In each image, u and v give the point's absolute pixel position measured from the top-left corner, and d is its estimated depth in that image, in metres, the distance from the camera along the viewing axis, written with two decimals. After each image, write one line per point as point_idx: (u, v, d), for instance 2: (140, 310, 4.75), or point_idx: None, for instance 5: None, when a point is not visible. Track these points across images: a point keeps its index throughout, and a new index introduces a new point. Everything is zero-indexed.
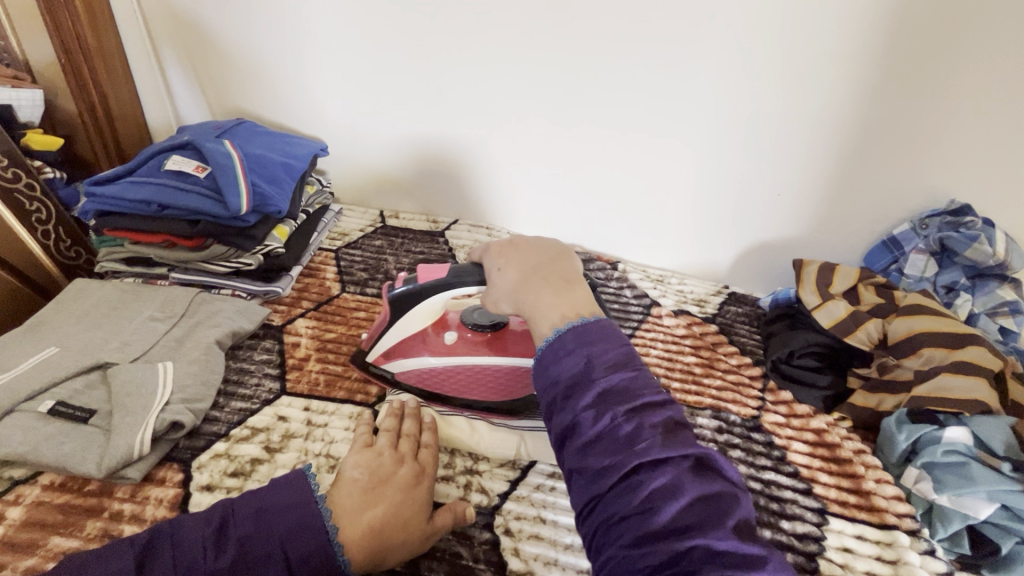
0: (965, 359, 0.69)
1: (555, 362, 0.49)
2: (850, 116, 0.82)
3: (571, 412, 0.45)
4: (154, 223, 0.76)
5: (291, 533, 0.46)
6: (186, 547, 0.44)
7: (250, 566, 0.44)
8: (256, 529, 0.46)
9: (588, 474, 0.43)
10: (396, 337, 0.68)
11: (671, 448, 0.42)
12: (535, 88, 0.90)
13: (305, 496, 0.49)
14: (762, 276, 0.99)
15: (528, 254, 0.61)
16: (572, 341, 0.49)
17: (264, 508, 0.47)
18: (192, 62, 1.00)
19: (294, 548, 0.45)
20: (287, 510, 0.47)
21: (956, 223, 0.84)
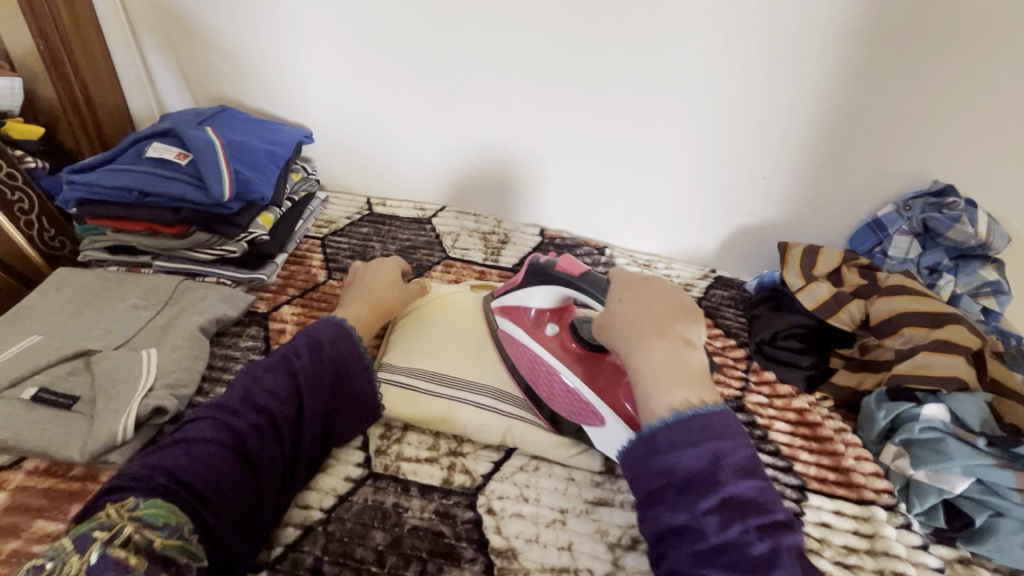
0: (946, 338, 0.70)
1: (659, 456, 0.47)
2: (833, 98, 0.82)
3: (688, 512, 0.45)
4: (135, 211, 0.76)
5: (332, 344, 0.58)
6: (265, 390, 0.52)
7: (315, 393, 0.55)
8: (316, 363, 0.55)
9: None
10: (513, 304, 0.67)
11: (746, 502, 0.44)
12: (520, 73, 0.89)
13: (332, 322, 0.60)
14: (748, 260, 1.00)
15: (647, 304, 0.52)
16: (695, 431, 0.46)
17: (315, 348, 0.56)
18: (175, 50, 1.00)
19: (344, 354, 0.58)
20: (319, 332, 0.58)
21: (940, 203, 0.84)
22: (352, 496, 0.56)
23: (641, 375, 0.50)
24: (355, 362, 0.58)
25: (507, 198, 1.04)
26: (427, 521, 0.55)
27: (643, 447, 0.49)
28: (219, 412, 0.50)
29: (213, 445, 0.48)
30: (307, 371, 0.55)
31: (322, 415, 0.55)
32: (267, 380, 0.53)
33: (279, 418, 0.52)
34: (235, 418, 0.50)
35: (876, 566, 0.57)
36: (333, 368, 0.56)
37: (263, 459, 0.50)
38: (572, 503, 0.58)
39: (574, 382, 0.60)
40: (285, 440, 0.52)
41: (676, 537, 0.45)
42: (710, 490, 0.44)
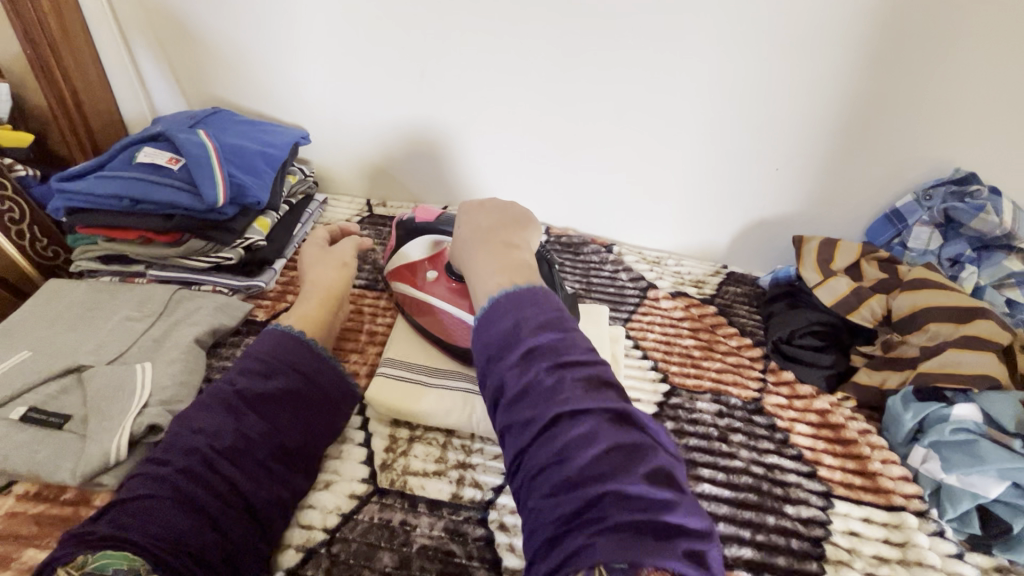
0: (974, 335, 0.67)
1: (492, 327, 0.47)
2: (850, 84, 0.79)
3: (501, 373, 0.44)
4: (127, 219, 0.73)
5: (277, 349, 0.56)
6: (198, 425, 0.50)
7: (262, 406, 0.52)
8: (255, 382, 0.53)
9: (518, 428, 0.42)
10: (399, 268, 0.70)
11: (547, 349, 0.44)
12: (523, 67, 0.86)
13: (272, 332, 0.58)
14: (762, 254, 0.97)
15: (476, 223, 0.62)
16: (505, 305, 0.47)
17: (252, 364, 0.54)
18: (166, 50, 0.97)
19: (296, 356, 0.56)
20: (260, 345, 0.56)
21: (961, 191, 0.81)
22: (357, 514, 0.54)
23: (478, 274, 0.55)
24: (314, 364, 0.57)
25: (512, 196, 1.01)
26: (436, 539, 0.52)
27: (475, 337, 0.48)
28: (175, 445, 0.48)
29: (183, 479, 0.46)
30: (244, 387, 0.52)
31: (279, 430, 0.52)
32: (200, 415, 0.50)
33: (245, 440, 0.50)
34: (163, 464, 0.47)
35: None
36: (289, 374, 0.55)
37: (242, 481, 0.48)
38: None
39: (461, 312, 0.65)
40: (258, 458, 0.50)
41: (510, 396, 0.43)
42: (517, 345, 0.44)
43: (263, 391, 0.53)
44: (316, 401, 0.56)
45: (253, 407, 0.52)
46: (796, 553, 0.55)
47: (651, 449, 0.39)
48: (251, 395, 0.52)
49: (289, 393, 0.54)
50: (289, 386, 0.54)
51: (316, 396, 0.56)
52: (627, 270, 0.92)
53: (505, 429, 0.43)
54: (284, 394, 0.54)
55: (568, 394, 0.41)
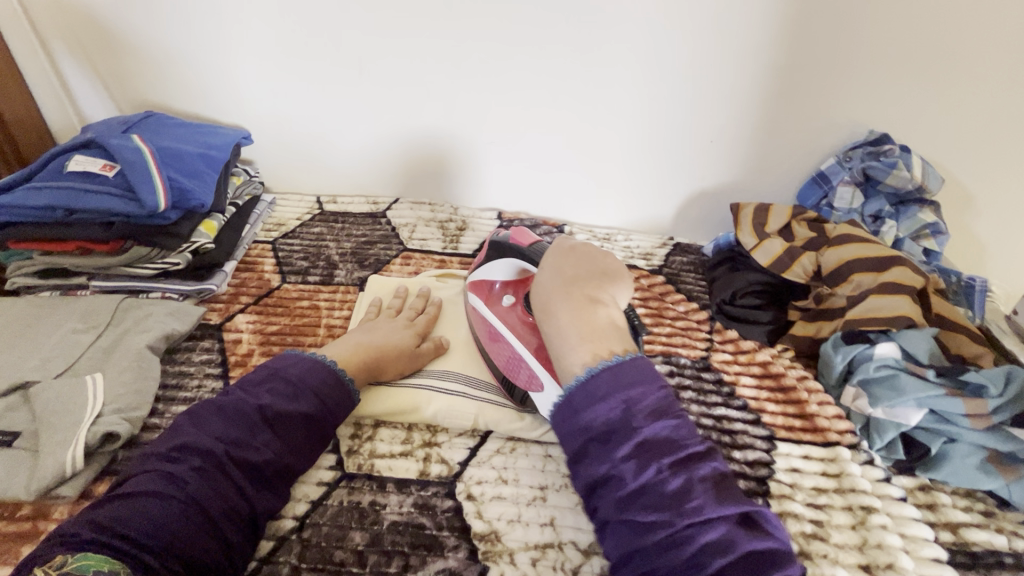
0: (892, 280, 0.73)
1: (581, 411, 0.53)
2: (771, 56, 0.83)
3: (612, 461, 0.49)
4: (63, 230, 0.71)
5: (307, 374, 0.57)
6: (218, 428, 0.51)
7: (282, 429, 0.53)
8: (281, 401, 0.54)
9: (630, 525, 0.46)
10: (480, 276, 0.71)
11: (659, 442, 0.49)
12: (461, 55, 0.88)
13: (305, 357, 0.59)
14: (704, 224, 1.02)
15: (565, 268, 0.62)
16: (605, 386, 0.53)
17: (280, 383, 0.55)
18: (91, 55, 0.93)
19: (325, 384, 0.57)
20: (291, 366, 0.57)
21: (876, 151, 0.88)
22: (327, 500, 0.55)
23: (561, 335, 0.58)
24: (336, 392, 0.57)
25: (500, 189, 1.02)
26: (406, 515, 0.54)
27: (565, 410, 0.54)
28: (188, 445, 0.49)
29: (185, 482, 0.46)
30: (268, 404, 0.53)
31: (286, 453, 0.53)
32: (215, 422, 0.51)
33: (254, 453, 0.51)
34: (174, 462, 0.48)
35: (844, 503, 0.59)
36: (311, 399, 0.55)
37: (247, 492, 0.49)
38: (551, 479, 0.58)
39: (525, 353, 0.63)
40: (264, 472, 0.51)
41: (605, 485, 0.49)
42: (626, 441, 0.49)
43: (286, 411, 0.54)
44: (329, 432, 0.57)
45: (270, 426, 0.52)
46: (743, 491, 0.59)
47: (778, 550, 0.44)
48: (272, 413, 0.53)
49: (308, 417, 0.55)
50: (310, 411, 0.55)
51: (330, 428, 0.57)
52: None
53: (609, 519, 0.49)
54: (303, 417, 0.54)
55: (674, 485, 0.46)
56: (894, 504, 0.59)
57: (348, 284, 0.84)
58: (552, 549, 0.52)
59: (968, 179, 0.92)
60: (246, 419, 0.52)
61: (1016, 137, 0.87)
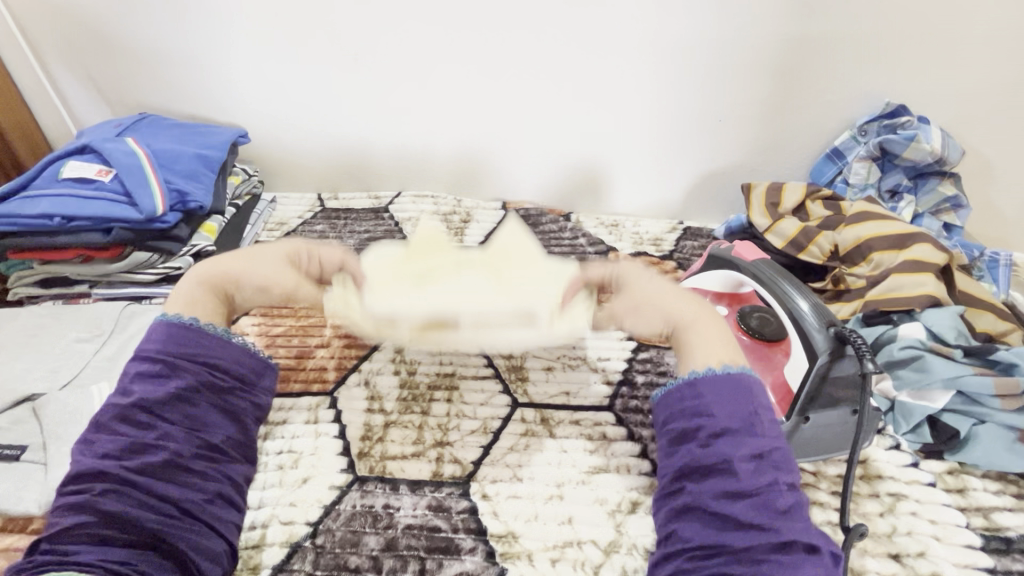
0: (914, 257, 0.70)
1: (700, 401, 0.47)
2: (779, 28, 0.80)
3: (725, 455, 0.44)
4: (62, 239, 0.69)
5: (175, 343, 0.50)
6: (106, 446, 0.45)
7: (180, 404, 0.48)
8: (163, 381, 0.48)
9: (727, 522, 0.42)
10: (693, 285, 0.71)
11: (781, 458, 0.45)
12: (457, 40, 0.85)
13: (163, 324, 0.51)
14: (715, 206, 0.99)
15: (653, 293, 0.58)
16: (741, 385, 0.48)
17: (155, 359, 0.49)
18: (81, 58, 0.91)
19: (205, 345, 0.51)
20: (152, 343, 0.50)
21: (893, 124, 0.85)
22: (339, 505, 0.54)
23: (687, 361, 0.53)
24: (219, 348, 0.52)
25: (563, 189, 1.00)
26: (420, 517, 0.53)
27: (688, 390, 0.49)
28: (80, 473, 0.44)
29: (98, 499, 0.42)
30: (153, 394, 0.47)
31: (201, 427, 0.48)
32: (99, 443, 0.45)
33: (154, 452, 0.45)
34: (76, 493, 0.43)
35: (871, 490, 0.57)
36: (198, 366, 0.50)
37: (172, 489, 0.45)
38: (567, 476, 0.57)
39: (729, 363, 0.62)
40: (185, 463, 0.46)
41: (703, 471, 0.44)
42: (750, 441, 0.44)
43: (164, 393, 0.48)
44: (237, 387, 0.52)
45: (170, 412, 0.47)
46: None
47: None
48: (152, 402, 0.47)
49: (200, 387, 0.49)
50: (195, 379, 0.49)
51: (236, 382, 0.53)
52: (586, 236, 0.94)
53: (694, 507, 0.43)
54: (192, 388, 0.49)
55: (785, 495, 0.42)
56: (923, 489, 0.57)
57: None
58: (571, 548, 0.51)
59: (989, 148, 0.88)
60: (130, 420, 0.46)
61: None
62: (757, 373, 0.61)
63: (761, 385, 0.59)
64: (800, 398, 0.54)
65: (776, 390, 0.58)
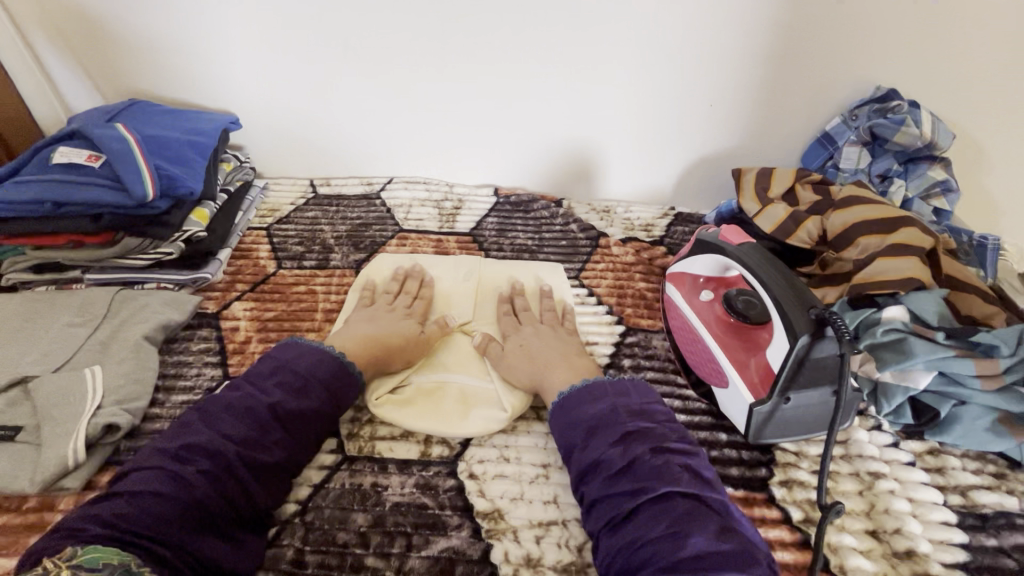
0: (900, 242, 0.71)
1: (571, 411, 0.54)
2: (771, 12, 0.79)
3: (597, 449, 0.50)
4: (53, 223, 0.70)
5: (318, 367, 0.56)
6: (230, 430, 0.50)
7: (292, 425, 0.53)
8: (290, 396, 0.54)
9: (614, 500, 0.47)
10: (682, 270, 0.71)
11: (646, 433, 0.51)
12: (447, 27, 0.85)
13: (312, 349, 0.58)
14: (706, 192, 1.00)
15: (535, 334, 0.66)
16: (599, 388, 0.55)
17: (287, 376, 0.55)
18: (70, 44, 0.91)
19: (342, 378, 0.57)
20: (298, 359, 0.57)
21: (884, 108, 0.84)
22: (328, 484, 0.55)
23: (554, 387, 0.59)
24: (344, 383, 0.57)
25: (556, 175, 1.00)
26: (408, 495, 0.54)
27: (559, 412, 0.55)
28: (195, 444, 0.48)
29: (192, 479, 0.46)
30: (274, 399, 0.53)
31: (297, 448, 0.53)
32: (225, 423, 0.50)
33: (265, 452, 0.50)
34: (183, 462, 0.47)
35: (852, 469, 0.58)
36: (322, 395, 0.55)
37: (250, 489, 0.49)
38: (553, 456, 0.58)
39: (713, 345, 0.62)
40: (274, 468, 0.51)
41: (589, 467, 0.50)
42: (614, 429, 0.51)
43: (295, 408, 0.53)
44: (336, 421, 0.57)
45: (286, 423, 0.52)
46: (747, 462, 0.59)
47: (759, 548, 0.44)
48: (284, 411, 0.53)
49: (317, 413, 0.54)
50: (320, 404, 0.55)
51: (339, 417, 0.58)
52: (578, 221, 0.94)
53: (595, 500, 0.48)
54: (313, 413, 0.54)
55: (652, 461, 0.48)
56: (902, 469, 0.58)
57: (344, 267, 0.83)
58: (557, 527, 0.52)
59: (979, 132, 0.88)
60: (255, 417, 0.51)
61: None
62: (743, 354, 0.60)
63: (745, 365, 0.59)
64: (784, 379, 0.54)
65: (760, 370, 0.58)
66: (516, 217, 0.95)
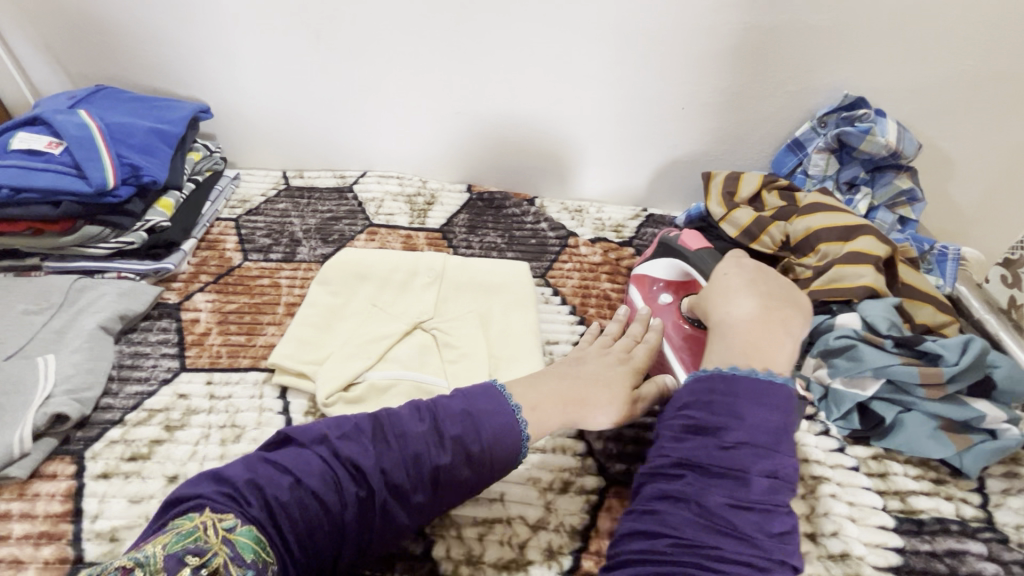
0: (858, 249, 0.71)
1: (716, 398, 0.47)
2: (742, 16, 0.80)
3: (704, 451, 0.45)
4: (9, 210, 0.69)
5: (497, 446, 0.49)
6: (390, 461, 0.46)
7: (420, 496, 0.47)
8: (444, 466, 0.47)
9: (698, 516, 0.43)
10: (643, 270, 0.72)
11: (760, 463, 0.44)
12: (421, 21, 0.84)
13: (500, 408, 0.51)
14: (678, 194, 1.00)
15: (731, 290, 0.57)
16: (766, 388, 0.47)
17: (467, 417, 0.49)
18: (38, 27, 0.90)
19: (496, 460, 0.49)
20: (490, 415, 0.50)
21: (851, 117, 0.85)
22: None
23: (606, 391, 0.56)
24: (505, 459, 0.49)
25: (530, 172, 1.00)
26: None
27: (720, 384, 0.48)
28: (333, 462, 0.45)
29: (301, 503, 0.43)
30: (429, 465, 0.47)
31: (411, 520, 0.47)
32: (385, 453, 0.46)
33: (379, 517, 0.45)
34: (340, 480, 0.45)
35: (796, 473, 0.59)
36: (467, 471, 0.48)
37: (348, 543, 0.45)
38: None
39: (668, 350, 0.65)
40: (373, 538, 0.46)
41: (694, 437, 0.46)
42: (739, 437, 0.45)
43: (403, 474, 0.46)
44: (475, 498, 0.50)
45: (426, 485, 0.47)
46: None
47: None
48: (392, 485, 0.46)
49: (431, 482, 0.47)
50: (454, 485, 0.47)
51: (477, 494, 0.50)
52: (549, 221, 0.94)
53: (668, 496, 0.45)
54: (434, 495, 0.47)
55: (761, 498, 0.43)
56: (845, 473, 0.59)
57: (310, 261, 0.82)
58: (500, 524, 0.53)
59: (946, 143, 0.89)
60: (410, 484, 0.46)
61: (994, 100, 0.84)
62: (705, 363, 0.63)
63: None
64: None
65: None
66: (488, 215, 0.95)
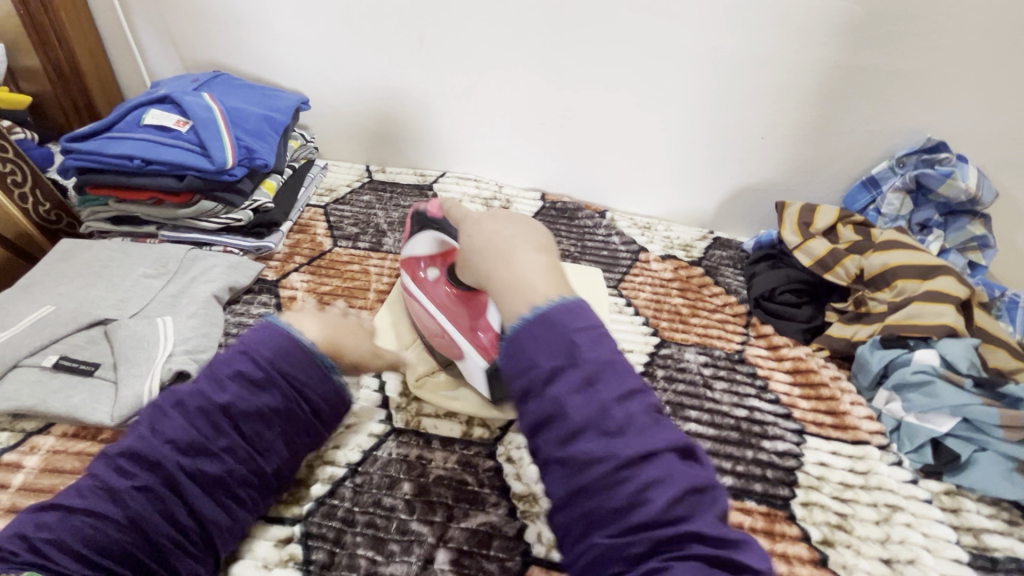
0: (937, 289, 0.73)
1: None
2: (832, 55, 0.82)
3: None
4: (138, 179, 0.74)
5: (281, 362, 0.50)
6: (168, 431, 0.46)
7: (247, 422, 0.48)
8: (247, 397, 0.48)
9: None
10: (409, 253, 0.66)
11: None
12: (521, 36, 0.88)
13: (275, 331, 0.51)
14: (745, 220, 1.02)
15: None
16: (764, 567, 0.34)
17: (241, 349, 0.50)
18: (160, 13, 0.97)
19: (246, 416, 0.48)
20: (261, 345, 0.50)
21: (932, 160, 0.87)
22: (377, 451, 0.58)
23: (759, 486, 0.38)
24: (314, 378, 0.51)
25: (603, 183, 1.03)
26: (451, 470, 0.57)
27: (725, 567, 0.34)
28: (136, 451, 0.45)
29: (90, 517, 0.42)
30: (224, 397, 0.47)
31: (274, 445, 0.49)
32: (171, 421, 0.46)
33: (211, 462, 0.46)
34: (122, 476, 0.44)
35: (870, 500, 0.61)
36: (286, 390, 0.50)
37: (199, 506, 0.45)
38: None
39: (453, 331, 0.60)
40: (231, 485, 0.47)
41: None
42: None
43: (251, 407, 0.48)
44: (309, 418, 0.52)
45: (302, 404, 0.51)
46: (770, 480, 0.62)
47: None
48: (241, 410, 0.47)
49: (281, 411, 0.49)
50: (284, 403, 0.49)
51: (313, 413, 0.52)
52: (620, 234, 0.97)
53: None
54: (276, 411, 0.49)
55: None
56: (919, 505, 0.61)
57: (395, 252, 0.86)
58: None
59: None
60: (250, 409, 0.48)
61: None
62: (476, 321, 0.59)
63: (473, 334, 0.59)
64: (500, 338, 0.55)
65: (486, 331, 0.58)
66: (561, 224, 0.98)
